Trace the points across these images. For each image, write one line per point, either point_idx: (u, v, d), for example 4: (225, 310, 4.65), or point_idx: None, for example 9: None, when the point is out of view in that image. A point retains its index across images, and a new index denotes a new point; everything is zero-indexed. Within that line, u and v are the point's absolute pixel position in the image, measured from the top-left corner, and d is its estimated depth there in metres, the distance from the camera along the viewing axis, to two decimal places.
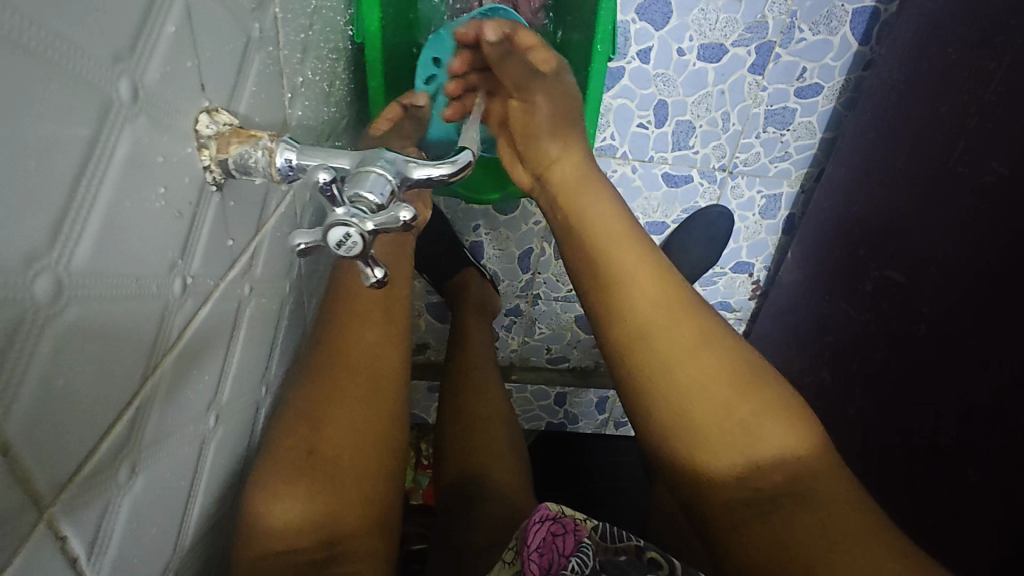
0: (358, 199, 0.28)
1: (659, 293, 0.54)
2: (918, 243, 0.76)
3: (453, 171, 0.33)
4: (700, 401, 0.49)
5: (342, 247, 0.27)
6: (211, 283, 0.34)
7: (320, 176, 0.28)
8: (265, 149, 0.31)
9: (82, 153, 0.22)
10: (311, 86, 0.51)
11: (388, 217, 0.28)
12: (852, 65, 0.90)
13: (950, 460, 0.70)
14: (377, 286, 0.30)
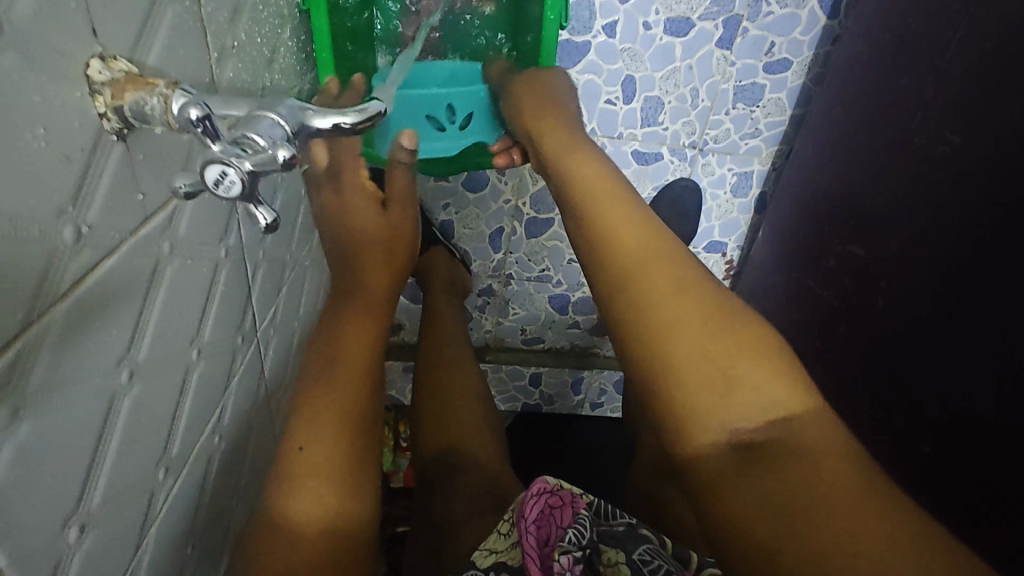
0: (243, 138, 0.27)
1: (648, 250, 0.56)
2: (879, 217, 0.75)
3: (359, 120, 0.32)
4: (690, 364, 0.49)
5: (219, 186, 0.27)
6: (118, 236, 0.34)
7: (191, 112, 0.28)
8: (160, 96, 0.31)
9: None
10: (246, 49, 0.50)
11: (265, 155, 0.27)
12: (820, 40, 0.89)
13: (908, 431, 0.70)
14: (269, 231, 0.29)
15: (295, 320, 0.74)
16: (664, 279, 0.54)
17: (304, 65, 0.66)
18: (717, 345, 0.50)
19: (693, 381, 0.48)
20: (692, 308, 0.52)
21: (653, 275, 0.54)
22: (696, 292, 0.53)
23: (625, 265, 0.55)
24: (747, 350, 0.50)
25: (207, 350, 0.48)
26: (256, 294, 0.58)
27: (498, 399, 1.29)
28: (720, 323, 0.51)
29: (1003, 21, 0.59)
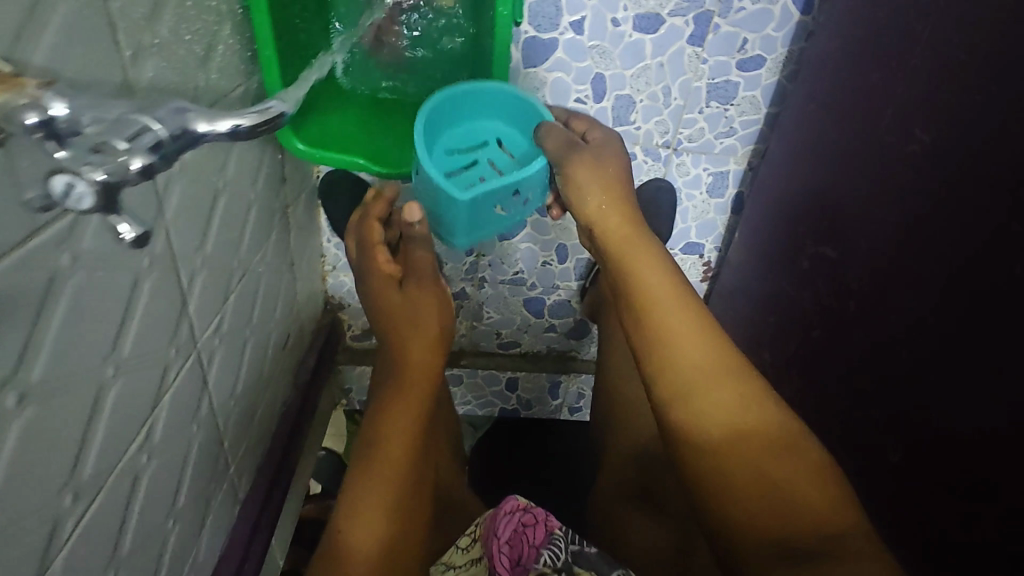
0: (99, 145, 0.30)
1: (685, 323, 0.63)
2: (849, 218, 0.73)
3: (256, 119, 0.33)
4: (713, 423, 0.58)
5: (69, 195, 0.30)
6: None
7: (31, 117, 0.28)
8: (30, 96, 0.28)
9: None
10: (172, 46, 0.48)
11: (118, 165, 0.30)
12: (794, 36, 0.87)
13: (875, 439, 0.68)
14: (137, 241, 0.32)
15: (248, 328, 0.72)
16: (689, 337, 0.62)
17: (250, 64, 0.63)
18: (723, 392, 0.59)
19: (715, 426, 0.58)
20: (710, 362, 0.61)
21: (689, 348, 0.62)
22: (713, 345, 0.62)
23: (671, 347, 0.62)
24: (746, 394, 0.59)
25: (131, 368, 0.46)
26: (194, 305, 0.56)
27: (475, 404, 1.27)
28: (740, 380, 0.60)
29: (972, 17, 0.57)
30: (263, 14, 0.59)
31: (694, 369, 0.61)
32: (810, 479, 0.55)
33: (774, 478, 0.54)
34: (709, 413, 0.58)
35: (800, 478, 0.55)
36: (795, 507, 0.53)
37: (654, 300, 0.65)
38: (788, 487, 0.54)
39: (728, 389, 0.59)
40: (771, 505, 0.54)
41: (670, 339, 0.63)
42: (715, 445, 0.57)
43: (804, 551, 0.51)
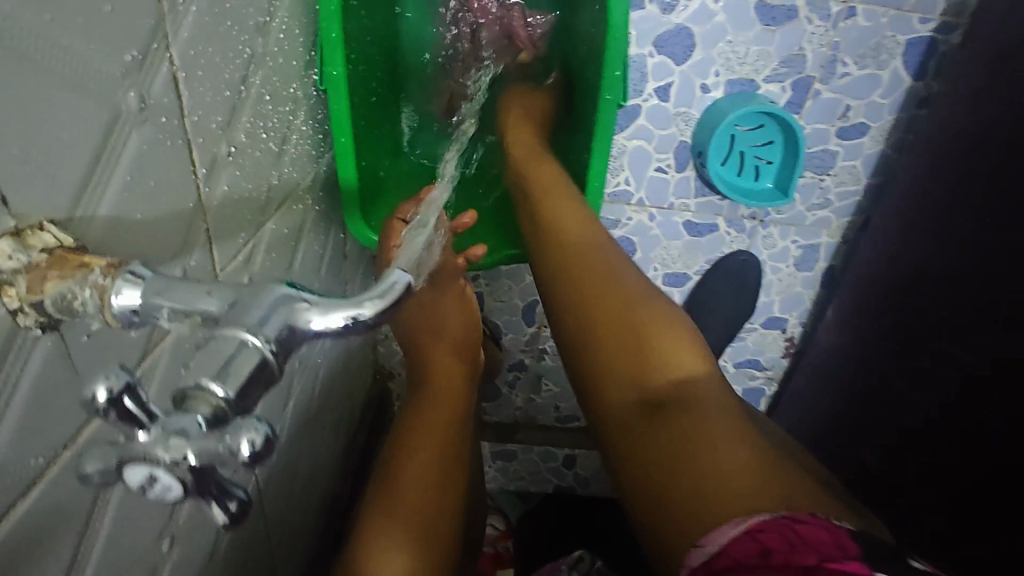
0: (179, 405, 0.20)
1: (600, 279, 0.51)
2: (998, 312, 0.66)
3: (380, 309, 0.22)
4: (621, 377, 0.47)
5: (147, 489, 0.20)
6: (42, 460, 0.25)
7: (98, 393, 0.20)
8: (93, 288, 0.22)
9: None
10: (247, 150, 0.41)
11: (216, 447, 0.20)
12: (904, 103, 0.79)
13: None
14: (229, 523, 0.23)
15: (303, 427, 0.65)
16: (621, 282, 0.51)
17: (319, 146, 0.57)
18: (679, 348, 0.46)
19: (665, 379, 0.45)
20: (625, 343, 0.47)
21: (594, 261, 0.53)
22: (628, 281, 0.51)
23: (608, 323, 0.48)
24: (702, 388, 0.44)
25: (181, 529, 0.40)
26: None
27: (526, 480, 1.18)
28: (676, 339, 0.47)
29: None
30: (341, 101, 0.54)
31: (626, 307, 0.49)
32: (701, 423, 0.42)
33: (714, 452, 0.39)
34: (660, 368, 0.45)
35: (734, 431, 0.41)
36: (710, 468, 0.39)
37: (568, 244, 0.55)
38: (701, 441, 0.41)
39: (639, 316, 0.48)
40: (676, 471, 0.40)
41: (594, 300, 0.50)
42: (615, 412, 0.46)
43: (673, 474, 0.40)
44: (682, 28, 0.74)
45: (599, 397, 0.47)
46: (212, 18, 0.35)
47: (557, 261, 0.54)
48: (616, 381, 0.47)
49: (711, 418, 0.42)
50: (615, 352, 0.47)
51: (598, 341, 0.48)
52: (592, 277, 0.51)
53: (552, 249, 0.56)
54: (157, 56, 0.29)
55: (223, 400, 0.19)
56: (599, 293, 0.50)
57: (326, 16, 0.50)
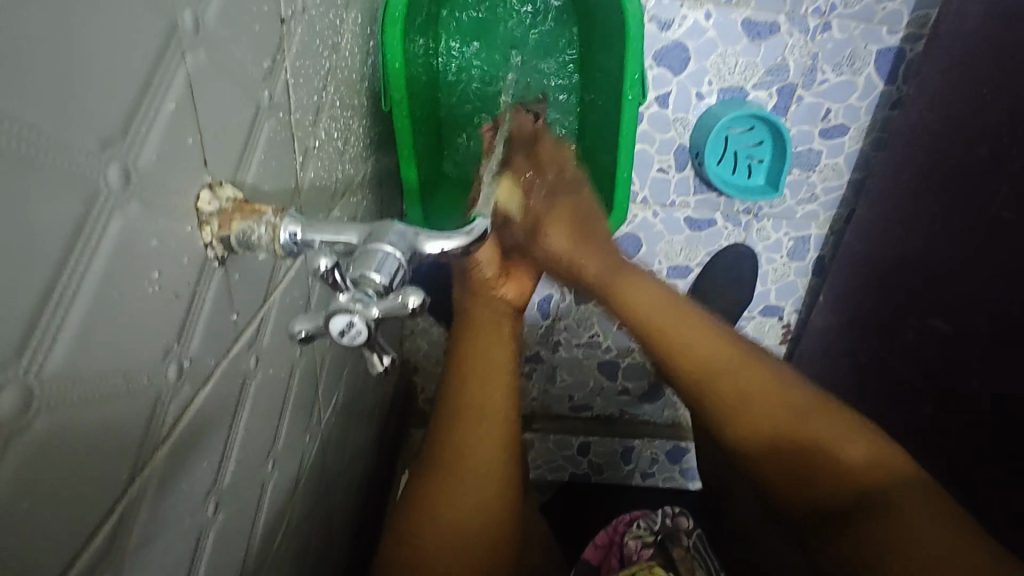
0: (363, 280, 0.26)
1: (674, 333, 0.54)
2: (964, 281, 0.73)
3: (469, 240, 0.31)
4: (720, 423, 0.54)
5: (346, 334, 0.26)
6: (212, 362, 0.32)
7: (320, 263, 0.27)
8: (268, 225, 0.30)
9: (68, 239, 0.20)
10: (324, 147, 0.50)
11: (394, 304, 0.26)
12: (878, 105, 0.88)
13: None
14: (385, 371, 0.28)
15: (351, 401, 0.72)
16: (722, 364, 0.53)
17: (370, 149, 0.66)
18: (817, 419, 0.50)
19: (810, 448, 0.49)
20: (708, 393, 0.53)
21: (684, 338, 0.54)
22: (730, 352, 0.53)
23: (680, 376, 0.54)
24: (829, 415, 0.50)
25: (279, 457, 0.46)
26: (322, 385, 0.56)
27: (543, 469, 1.23)
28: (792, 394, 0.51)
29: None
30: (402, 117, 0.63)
31: (752, 400, 0.52)
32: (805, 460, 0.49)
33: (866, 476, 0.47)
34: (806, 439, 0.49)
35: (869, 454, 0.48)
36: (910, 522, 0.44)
37: (662, 331, 0.55)
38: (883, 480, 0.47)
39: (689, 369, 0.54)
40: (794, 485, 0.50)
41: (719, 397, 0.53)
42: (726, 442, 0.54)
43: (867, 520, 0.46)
44: (678, 43, 0.83)
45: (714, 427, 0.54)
46: (309, 37, 0.43)
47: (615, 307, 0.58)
48: (776, 475, 0.51)
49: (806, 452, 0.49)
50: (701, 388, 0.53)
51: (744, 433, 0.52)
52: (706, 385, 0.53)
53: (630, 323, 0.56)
54: (279, 66, 0.38)
55: (379, 286, 0.26)
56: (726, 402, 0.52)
57: (392, 48, 0.60)
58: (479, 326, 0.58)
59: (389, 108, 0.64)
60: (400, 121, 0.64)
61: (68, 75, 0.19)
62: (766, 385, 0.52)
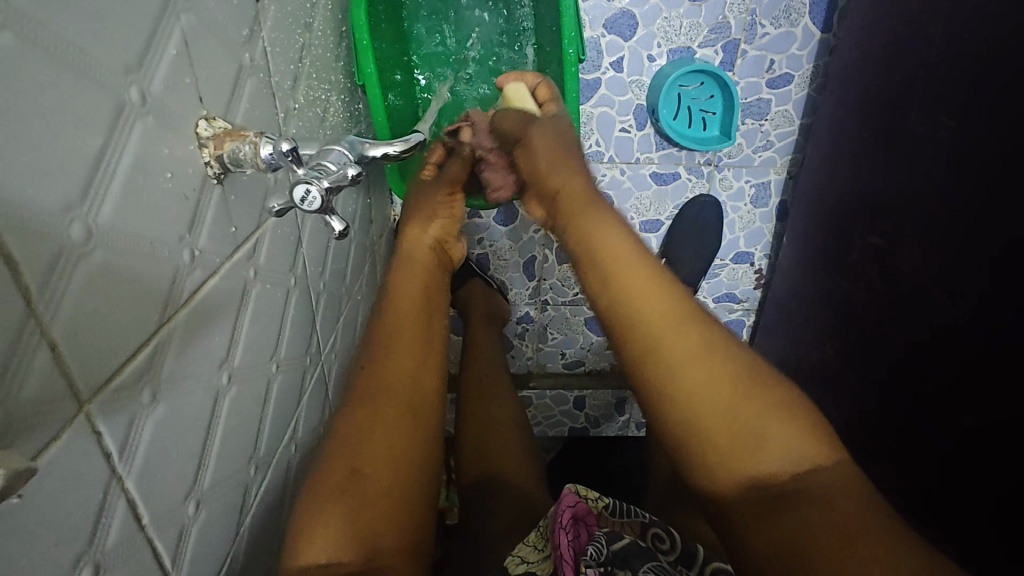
0: (318, 165, 0.35)
1: (669, 317, 0.52)
2: (890, 195, 0.79)
3: (406, 147, 0.40)
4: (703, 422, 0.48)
5: (304, 201, 0.34)
6: (218, 259, 0.41)
7: (283, 146, 0.39)
8: (251, 144, 0.39)
9: (106, 128, 0.30)
10: (303, 110, 0.59)
11: (338, 175, 0.35)
12: (818, 52, 0.95)
13: (963, 403, 0.68)
14: (341, 235, 0.37)
15: (353, 348, 0.81)
16: (681, 333, 0.51)
17: (350, 121, 0.75)
18: (780, 425, 0.46)
19: (768, 453, 0.46)
20: (699, 357, 0.50)
21: (664, 328, 0.51)
22: (699, 337, 0.51)
23: (652, 356, 0.51)
24: (788, 415, 0.47)
25: (282, 365, 0.55)
26: (319, 320, 0.66)
27: (544, 426, 1.31)
28: (753, 387, 0.48)
29: (990, 7, 0.63)
30: (374, 89, 0.73)
31: (722, 385, 0.48)
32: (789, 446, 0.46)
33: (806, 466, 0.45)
34: (762, 440, 0.46)
35: (821, 459, 0.46)
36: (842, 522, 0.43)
37: (629, 297, 0.54)
38: (811, 476, 0.45)
39: (692, 333, 0.51)
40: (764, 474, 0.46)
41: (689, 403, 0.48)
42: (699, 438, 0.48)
43: (787, 505, 0.45)
44: (625, 11, 0.92)
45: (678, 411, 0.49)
46: (281, 16, 0.53)
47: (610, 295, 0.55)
48: (706, 468, 0.47)
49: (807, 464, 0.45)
50: (703, 364, 0.49)
51: (681, 422, 0.48)
52: (675, 368, 0.50)
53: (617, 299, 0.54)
54: (257, 35, 0.48)
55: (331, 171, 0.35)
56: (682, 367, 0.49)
57: (359, 28, 0.71)
58: (412, 264, 0.68)
59: (362, 83, 0.74)
60: (372, 92, 0.74)
61: (98, 16, 0.29)
62: (733, 383, 0.48)
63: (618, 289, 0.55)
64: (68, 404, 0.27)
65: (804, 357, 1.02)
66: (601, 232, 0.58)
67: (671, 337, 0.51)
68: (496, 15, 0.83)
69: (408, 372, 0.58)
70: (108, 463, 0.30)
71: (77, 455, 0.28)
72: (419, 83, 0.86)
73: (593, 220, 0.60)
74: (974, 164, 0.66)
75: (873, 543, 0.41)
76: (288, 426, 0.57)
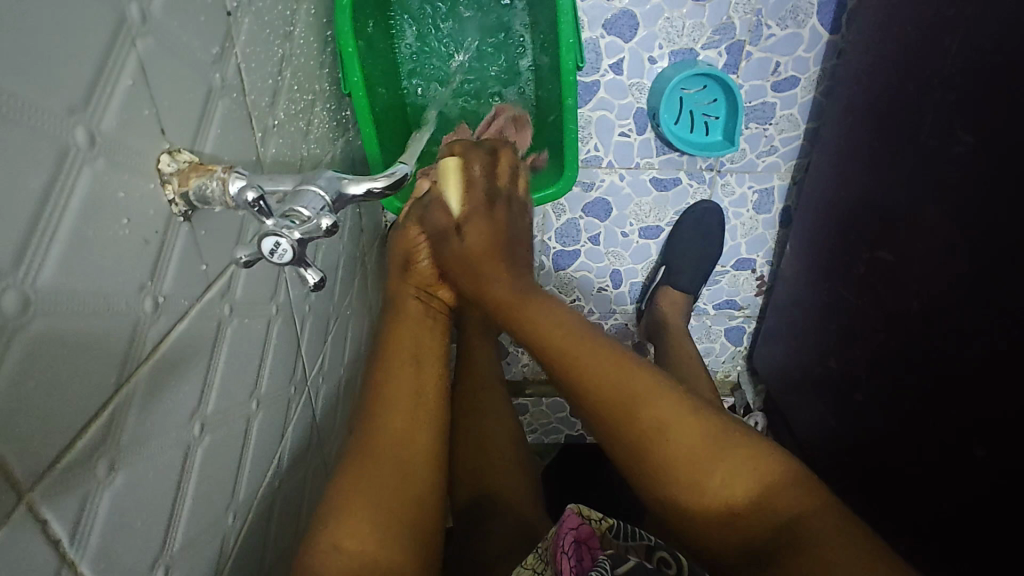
0: (290, 212, 0.32)
1: (624, 380, 0.53)
2: (899, 208, 0.76)
3: (389, 183, 0.37)
4: (681, 471, 0.49)
5: (275, 253, 0.32)
6: (186, 302, 0.38)
7: (247, 195, 0.35)
8: (219, 180, 0.35)
9: (45, 180, 0.26)
10: (284, 126, 0.55)
11: (311, 225, 0.32)
12: (825, 54, 0.91)
13: (973, 431, 0.66)
14: (317, 285, 0.35)
15: (343, 366, 0.78)
16: (631, 397, 0.52)
17: (337, 131, 0.72)
18: (736, 461, 0.49)
19: (723, 498, 0.48)
20: (655, 424, 0.51)
21: (612, 396, 0.53)
22: (654, 397, 0.52)
23: (608, 416, 0.53)
24: (746, 457, 0.49)
25: (264, 401, 0.52)
26: (304, 345, 0.63)
27: (541, 433, 1.29)
28: (692, 424, 0.50)
29: (1010, 15, 0.59)
30: (362, 100, 0.69)
31: (675, 451, 0.50)
32: (744, 463, 0.49)
33: (765, 501, 0.48)
34: (710, 482, 0.48)
35: (778, 484, 0.48)
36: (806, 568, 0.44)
37: (568, 356, 0.55)
38: (777, 506, 0.47)
39: (637, 389, 0.52)
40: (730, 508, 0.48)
41: (640, 445, 0.51)
42: (664, 468, 0.50)
43: (769, 549, 0.47)
44: (624, 11, 0.88)
45: (624, 433, 0.52)
46: (257, 27, 0.49)
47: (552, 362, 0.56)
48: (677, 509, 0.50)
49: (774, 483, 0.48)
50: (658, 428, 0.51)
51: (654, 465, 0.50)
52: (625, 428, 0.52)
53: (563, 362, 0.55)
54: (229, 51, 0.44)
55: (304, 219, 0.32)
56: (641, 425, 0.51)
57: (344, 34, 0.67)
58: (407, 319, 0.66)
59: (349, 92, 0.70)
60: (360, 102, 0.70)
61: (30, 51, 0.25)
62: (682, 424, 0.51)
63: (557, 346, 0.56)
64: (6, 498, 0.24)
65: (807, 370, 0.99)
66: (545, 304, 0.60)
67: (617, 389, 0.52)
68: (489, 18, 0.79)
69: (408, 386, 0.58)
70: (57, 550, 0.27)
71: (20, 553, 0.25)
72: (411, 89, 0.82)
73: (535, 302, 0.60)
74: (989, 180, 0.63)
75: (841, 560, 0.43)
76: (271, 462, 0.54)
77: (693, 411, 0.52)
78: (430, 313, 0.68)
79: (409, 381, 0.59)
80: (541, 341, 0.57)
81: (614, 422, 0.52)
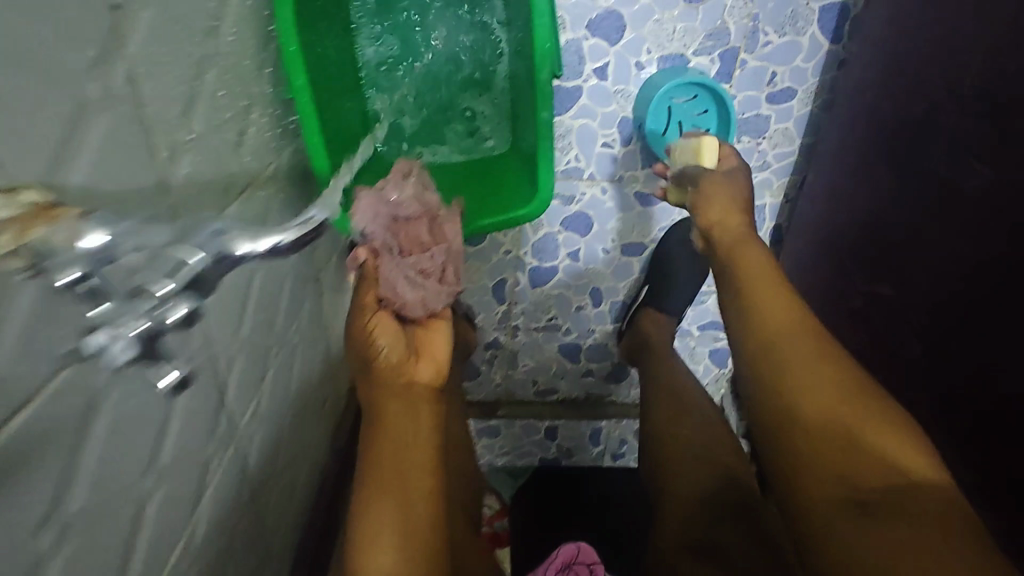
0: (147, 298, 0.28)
1: (790, 332, 0.60)
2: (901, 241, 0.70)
3: (293, 236, 0.35)
4: (813, 412, 0.54)
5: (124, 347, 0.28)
6: (32, 386, 0.31)
7: (70, 274, 0.27)
8: (70, 231, 0.27)
9: None
10: (203, 141, 0.47)
11: (171, 318, 0.29)
12: (825, 65, 0.85)
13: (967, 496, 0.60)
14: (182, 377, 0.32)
15: (287, 401, 0.70)
16: (790, 362, 0.58)
17: (281, 140, 0.63)
18: (880, 437, 0.52)
19: (891, 463, 0.50)
20: (830, 374, 0.56)
21: (793, 347, 0.59)
22: (810, 350, 0.58)
23: (778, 397, 0.57)
24: (893, 436, 0.51)
25: (167, 471, 0.44)
26: (232, 389, 0.54)
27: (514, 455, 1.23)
28: (875, 416, 0.53)
29: (1022, 39, 0.53)
30: (308, 105, 0.59)
31: (826, 409, 0.54)
32: (883, 431, 0.52)
33: (911, 475, 0.49)
34: (888, 450, 0.51)
35: (915, 470, 0.50)
36: (953, 539, 0.44)
37: (768, 330, 0.61)
38: (909, 490, 0.49)
39: (805, 341, 0.59)
40: (840, 474, 0.51)
41: (858, 437, 0.52)
42: (799, 417, 0.55)
43: (914, 506, 0.47)
44: (610, 11, 0.80)
45: (791, 404, 0.56)
46: (162, 23, 0.41)
47: (761, 350, 0.61)
48: (798, 461, 0.53)
49: (918, 471, 0.50)
50: (814, 379, 0.56)
51: (817, 451, 0.53)
52: (793, 391, 0.56)
53: (772, 327, 0.61)
54: (111, 58, 0.36)
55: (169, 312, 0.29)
56: (790, 363, 0.58)
57: (285, 28, 0.56)
58: (382, 403, 0.60)
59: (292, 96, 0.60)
60: (306, 108, 0.59)
61: None
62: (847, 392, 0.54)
63: (774, 332, 0.61)
64: None
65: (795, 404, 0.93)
66: (750, 245, 0.69)
67: (817, 367, 0.57)
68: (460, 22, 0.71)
69: (400, 452, 0.57)
70: None
71: None
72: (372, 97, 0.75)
73: (750, 248, 0.68)
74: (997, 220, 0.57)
75: (959, 544, 0.44)
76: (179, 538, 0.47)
77: (848, 374, 0.56)
78: (414, 402, 0.61)
79: (398, 450, 0.58)
80: (757, 328, 0.62)
81: (782, 389, 0.57)
